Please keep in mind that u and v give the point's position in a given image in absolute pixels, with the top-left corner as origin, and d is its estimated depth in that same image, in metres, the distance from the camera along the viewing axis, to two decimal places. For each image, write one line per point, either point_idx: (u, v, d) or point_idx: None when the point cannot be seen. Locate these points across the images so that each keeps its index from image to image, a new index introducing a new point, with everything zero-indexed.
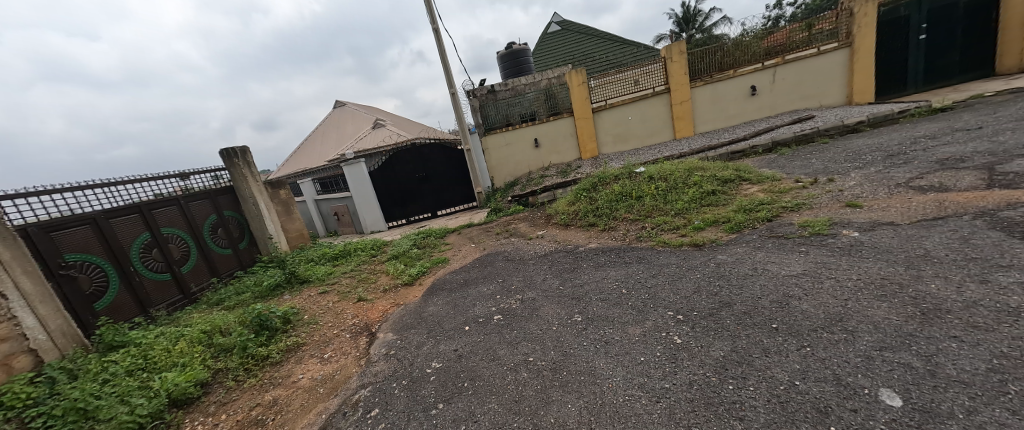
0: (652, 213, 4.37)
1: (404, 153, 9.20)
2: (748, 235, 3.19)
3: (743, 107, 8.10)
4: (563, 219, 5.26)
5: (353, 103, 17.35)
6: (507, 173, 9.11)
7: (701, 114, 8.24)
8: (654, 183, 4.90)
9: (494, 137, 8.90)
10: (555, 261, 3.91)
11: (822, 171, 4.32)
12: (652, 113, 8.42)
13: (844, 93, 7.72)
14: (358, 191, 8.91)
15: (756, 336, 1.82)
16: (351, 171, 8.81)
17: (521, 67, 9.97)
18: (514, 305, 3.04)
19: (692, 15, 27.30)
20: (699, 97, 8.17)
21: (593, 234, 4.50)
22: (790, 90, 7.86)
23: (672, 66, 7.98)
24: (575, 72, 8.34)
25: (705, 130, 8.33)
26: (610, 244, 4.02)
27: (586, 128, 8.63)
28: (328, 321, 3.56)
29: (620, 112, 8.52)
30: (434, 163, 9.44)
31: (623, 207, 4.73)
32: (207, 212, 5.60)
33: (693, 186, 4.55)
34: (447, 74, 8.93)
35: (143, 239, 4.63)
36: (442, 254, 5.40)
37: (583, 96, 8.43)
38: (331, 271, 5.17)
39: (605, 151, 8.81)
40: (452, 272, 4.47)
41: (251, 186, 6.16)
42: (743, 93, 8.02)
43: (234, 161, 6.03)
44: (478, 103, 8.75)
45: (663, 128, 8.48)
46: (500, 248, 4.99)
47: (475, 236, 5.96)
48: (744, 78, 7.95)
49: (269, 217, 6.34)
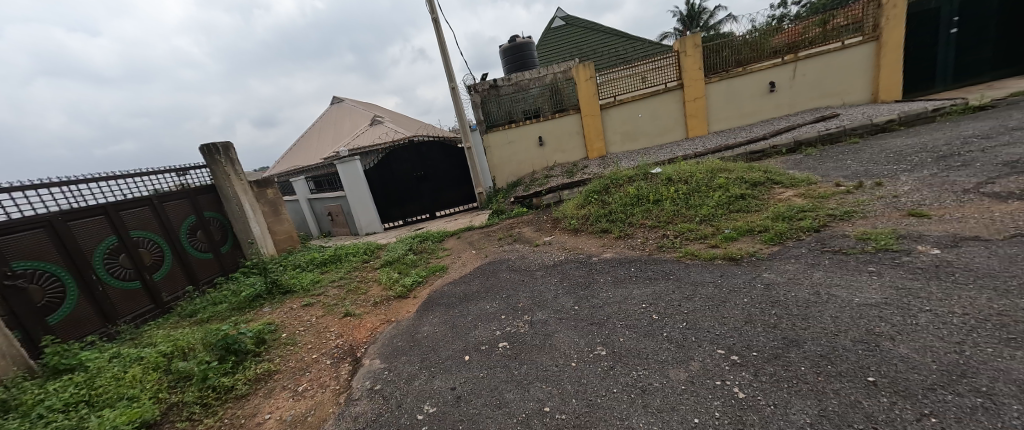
0: (674, 220, 3.93)
1: (401, 151, 8.75)
2: (796, 249, 2.74)
3: (760, 105, 7.62)
4: (572, 225, 4.82)
5: (351, 100, 16.91)
6: (510, 172, 8.65)
7: (715, 111, 7.78)
8: (673, 186, 4.44)
9: (496, 135, 8.43)
10: (566, 274, 3.47)
11: (864, 175, 3.87)
12: (663, 111, 7.96)
13: (869, 90, 7.25)
14: (352, 190, 8.46)
15: (850, 394, 1.38)
16: (346, 169, 8.37)
17: (525, 61, 9.51)
18: (522, 329, 2.60)
19: (696, 13, 26.90)
20: (713, 94, 7.69)
21: (607, 242, 4.06)
22: (811, 87, 7.39)
23: (686, 61, 7.54)
24: (583, 66, 7.88)
25: (719, 129, 7.86)
26: (628, 255, 3.58)
27: (593, 126, 8.17)
28: (308, 342, 3.12)
29: (629, 109, 8.06)
30: (433, 161, 8.98)
31: (639, 212, 4.28)
32: (184, 213, 5.15)
33: (718, 190, 4.10)
34: (447, 67, 8.49)
35: (108, 243, 4.19)
36: (440, 262, 4.95)
37: (591, 92, 7.99)
38: (318, 279, 4.73)
39: (612, 150, 8.35)
40: (450, 283, 4.03)
41: (234, 185, 5.70)
42: (761, 89, 7.55)
43: (216, 158, 5.56)
44: (480, 98, 8.30)
45: (674, 126, 8.01)
46: (502, 256, 4.55)
47: (475, 241, 5.52)
48: (763, 73, 7.48)
49: (254, 217, 5.90)
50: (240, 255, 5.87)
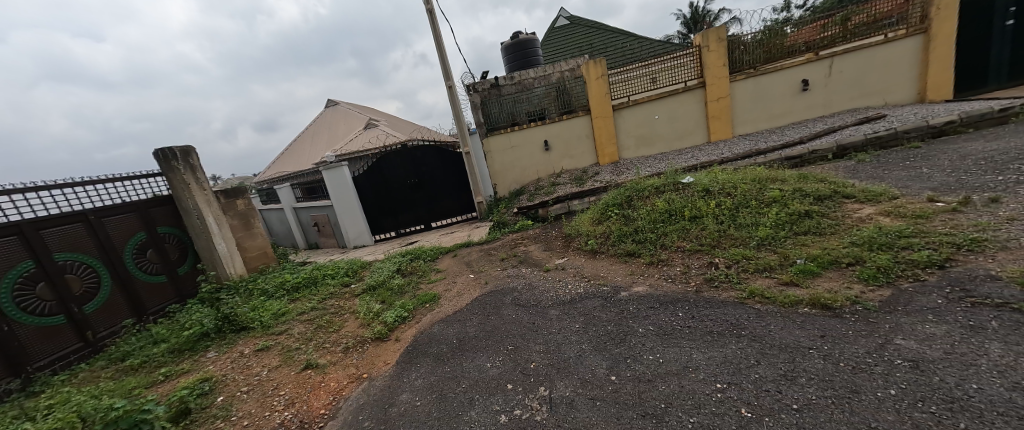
0: (722, 242, 3.15)
1: (393, 156, 7.98)
2: (924, 296, 1.95)
3: (791, 105, 6.87)
4: (589, 245, 4.04)
5: (346, 103, 16.22)
6: (512, 179, 7.89)
7: (741, 113, 7.02)
8: (714, 199, 3.66)
9: (497, 138, 7.66)
10: (589, 316, 2.69)
11: (958, 188, 3.10)
12: (682, 112, 7.20)
13: (915, 88, 6.51)
14: (339, 199, 7.68)
15: None
16: (333, 176, 7.61)
17: (529, 59, 8.78)
18: (537, 414, 1.81)
19: (701, 16, 26.28)
20: (739, 93, 6.93)
21: (635, 271, 3.29)
22: (849, 86, 6.64)
23: (708, 56, 6.79)
24: (594, 63, 7.14)
25: (745, 132, 7.09)
26: (668, 291, 2.79)
27: (605, 129, 7.41)
28: (249, 413, 2.34)
29: (645, 110, 7.30)
30: (428, 167, 8.22)
31: (673, 233, 3.50)
32: (131, 230, 4.38)
33: (774, 204, 3.32)
34: (444, 64, 7.75)
35: (22, 269, 3.43)
36: (431, 288, 4.16)
37: (602, 91, 7.23)
38: (285, 310, 3.94)
39: (626, 155, 7.58)
40: (442, 321, 3.25)
41: (195, 195, 4.92)
42: (793, 88, 6.79)
43: (172, 164, 4.79)
44: (480, 99, 7.57)
45: (694, 129, 7.26)
46: (505, 284, 3.77)
47: (473, 262, 4.74)
48: (795, 70, 6.72)
49: (220, 233, 5.14)
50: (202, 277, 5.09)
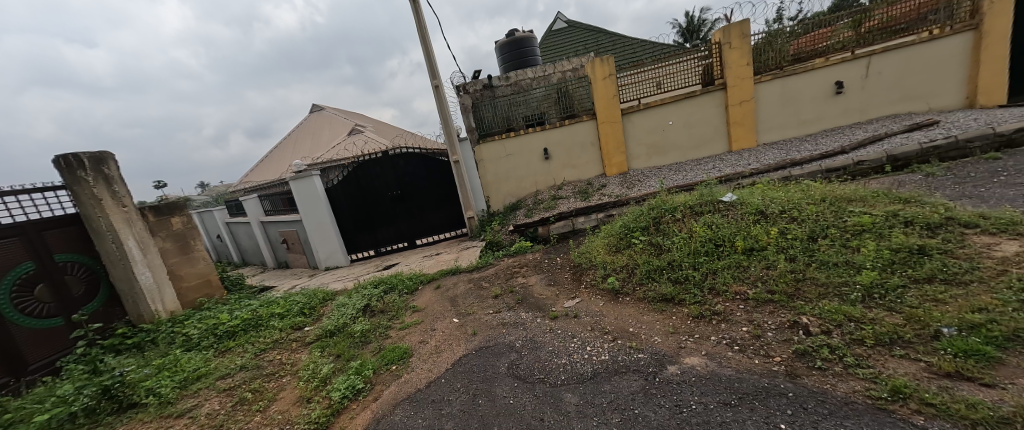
0: (802, 290, 2.24)
1: (372, 164, 7.04)
2: None
3: (822, 110, 6.08)
4: (608, 282, 3.13)
5: (332, 108, 15.34)
6: (507, 192, 6.97)
7: (766, 118, 6.20)
8: (774, 226, 2.78)
9: (490, 145, 6.76)
10: (627, 413, 1.76)
11: None
12: (699, 117, 6.37)
13: (962, 92, 5.78)
14: (308, 214, 6.72)
15: None
16: (301, 187, 6.65)
17: (526, 59, 7.93)
18: None
19: (697, 25, 25.85)
20: (765, 96, 6.12)
21: (679, 327, 2.37)
22: (888, 89, 5.88)
23: (730, 54, 5.99)
24: (600, 61, 6.30)
25: (771, 140, 6.27)
26: (741, 372, 1.87)
27: (612, 136, 6.54)
28: None
29: (657, 114, 6.46)
30: (412, 177, 7.26)
31: (725, 272, 2.60)
32: (9, 263, 3.42)
33: (865, 235, 2.44)
34: (432, 63, 6.88)
35: None
36: (403, 337, 3.22)
37: (610, 93, 6.38)
38: (204, 370, 2.97)
39: (636, 165, 6.72)
40: (409, 399, 2.30)
41: (109, 213, 3.95)
42: (825, 90, 6.00)
43: (77, 175, 3.81)
44: (470, 102, 6.70)
45: (713, 136, 6.42)
46: (499, 337, 2.83)
47: (459, 298, 3.81)
48: (828, 70, 5.93)
49: (144, 260, 4.15)
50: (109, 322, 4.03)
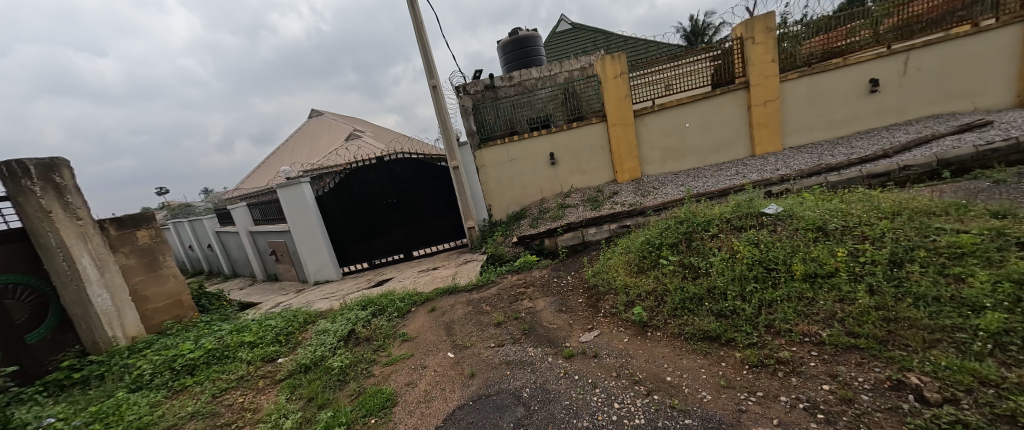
0: (897, 335, 1.72)
1: (366, 170, 6.57)
2: None
3: (855, 110, 5.56)
4: (632, 312, 2.61)
5: (331, 113, 15.01)
6: (510, 199, 6.47)
7: (793, 119, 5.68)
8: (839, 245, 2.27)
9: (492, 150, 6.28)
10: None
11: None
12: (719, 118, 5.87)
13: (1011, 90, 5.25)
14: (297, 224, 6.25)
15: None
16: (289, 196, 6.19)
17: (530, 58, 7.47)
18: None
19: (702, 28, 25.40)
20: (792, 95, 5.61)
21: (733, 379, 1.84)
22: (928, 87, 5.36)
23: (753, 50, 5.51)
24: (611, 58, 5.82)
25: (798, 143, 5.75)
26: None
27: (624, 139, 6.04)
28: None
29: (673, 116, 5.96)
30: (409, 184, 6.77)
31: (784, 305, 2.07)
32: None
33: (966, 259, 1.93)
34: (430, 63, 6.45)
35: None
36: (386, 376, 2.71)
37: (621, 93, 5.90)
38: (147, 421, 2.47)
39: (649, 171, 6.20)
40: None
41: (61, 226, 3.49)
42: (859, 89, 5.48)
43: (22, 184, 3.35)
44: (471, 104, 6.25)
45: (734, 139, 5.91)
46: (501, 382, 2.32)
47: (456, 326, 3.31)
48: (861, 67, 5.43)
49: (101, 280, 3.68)
50: (58, 352, 3.50)
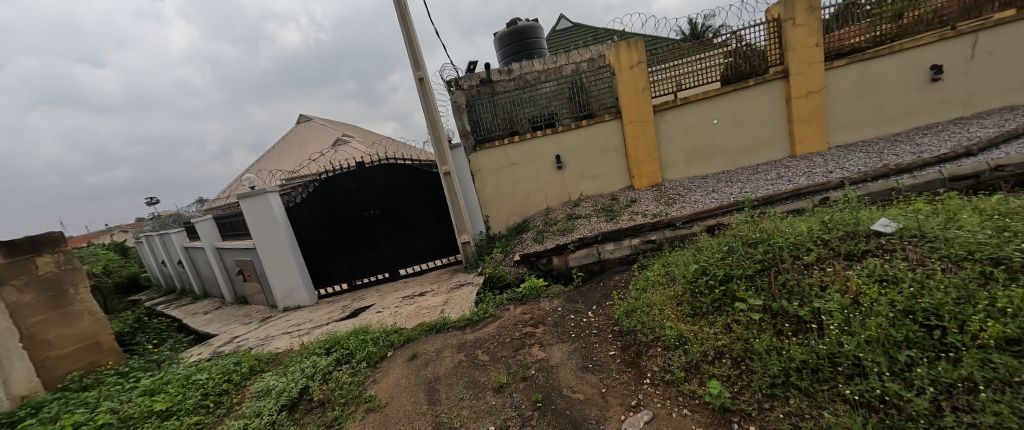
0: None
1: (344, 177, 5.71)
2: None
3: (913, 102, 4.76)
4: (701, 386, 1.75)
5: (320, 118, 14.21)
6: (511, 209, 5.62)
7: (840, 114, 4.88)
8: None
9: (490, 153, 5.45)
10: None
11: None
12: (753, 113, 5.05)
13: None
14: (263, 240, 5.37)
15: None
16: (253, 208, 5.29)
17: (530, 51, 6.67)
18: None
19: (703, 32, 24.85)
20: (838, 85, 4.81)
21: None
22: (999, 74, 4.60)
23: (792, 33, 4.72)
24: (626, 45, 5.01)
25: (846, 141, 4.94)
26: None
27: (642, 139, 5.22)
28: None
29: (699, 111, 5.14)
30: (394, 193, 5.90)
31: (986, 399, 1.25)
32: None
33: None
34: (417, 54, 5.63)
35: None
36: None
37: (639, 85, 5.09)
38: None
39: (671, 175, 5.37)
40: None
41: None
42: (917, 77, 4.70)
43: None
44: (464, 101, 5.42)
45: (771, 138, 5.10)
46: None
47: (442, 387, 2.43)
48: (921, 51, 4.65)
49: None
50: None
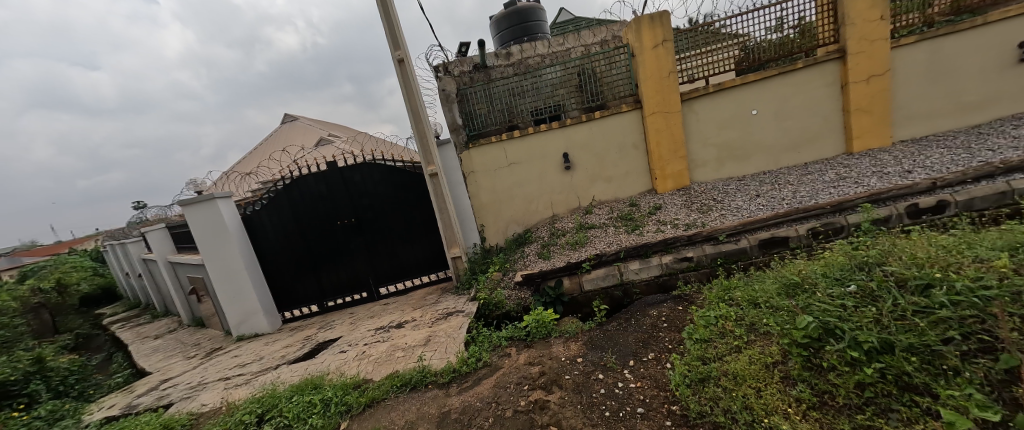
0: None
1: (312, 180, 4.82)
2: None
3: (997, 86, 3.95)
4: None
5: (306, 118, 13.35)
6: (510, 218, 4.74)
7: (908, 102, 4.04)
8: None
9: (485, 151, 4.58)
10: None
11: None
12: (800, 102, 4.21)
13: None
14: (212, 256, 4.46)
15: None
16: (199, 217, 4.38)
17: (532, 35, 5.81)
18: None
19: None
20: (907, 67, 3.98)
21: None
22: None
23: (852, 3, 3.89)
24: (649, 20, 4.14)
25: (914, 135, 4.11)
26: None
27: (667, 132, 4.35)
28: None
29: (736, 99, 4.29)
30: (372, 197, 5.00)
31: None
32: None
33: None
34: (398, 34, 4.76)
35: None
36: None
37: (663, 68, 4.24)
38: None
39: (700, 176, 4.52)
40: None
41: None
42: (1002, 57, 3.90)
43: None
44: (453, 88, 4.54)
45: (821, 132, 4.26)
46: None
47: None
48: (1007, 25, 3.85)
49: None
50: None
